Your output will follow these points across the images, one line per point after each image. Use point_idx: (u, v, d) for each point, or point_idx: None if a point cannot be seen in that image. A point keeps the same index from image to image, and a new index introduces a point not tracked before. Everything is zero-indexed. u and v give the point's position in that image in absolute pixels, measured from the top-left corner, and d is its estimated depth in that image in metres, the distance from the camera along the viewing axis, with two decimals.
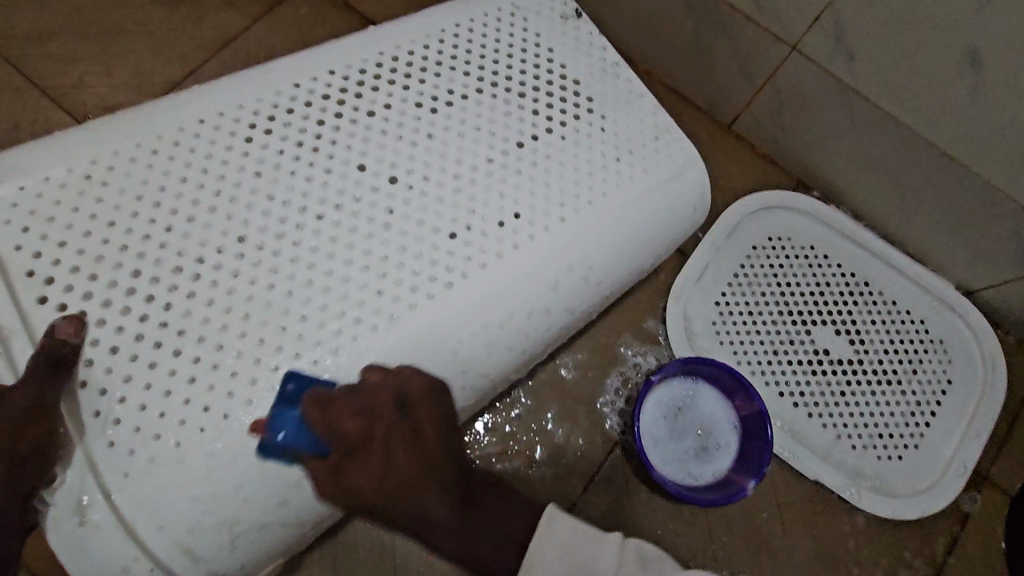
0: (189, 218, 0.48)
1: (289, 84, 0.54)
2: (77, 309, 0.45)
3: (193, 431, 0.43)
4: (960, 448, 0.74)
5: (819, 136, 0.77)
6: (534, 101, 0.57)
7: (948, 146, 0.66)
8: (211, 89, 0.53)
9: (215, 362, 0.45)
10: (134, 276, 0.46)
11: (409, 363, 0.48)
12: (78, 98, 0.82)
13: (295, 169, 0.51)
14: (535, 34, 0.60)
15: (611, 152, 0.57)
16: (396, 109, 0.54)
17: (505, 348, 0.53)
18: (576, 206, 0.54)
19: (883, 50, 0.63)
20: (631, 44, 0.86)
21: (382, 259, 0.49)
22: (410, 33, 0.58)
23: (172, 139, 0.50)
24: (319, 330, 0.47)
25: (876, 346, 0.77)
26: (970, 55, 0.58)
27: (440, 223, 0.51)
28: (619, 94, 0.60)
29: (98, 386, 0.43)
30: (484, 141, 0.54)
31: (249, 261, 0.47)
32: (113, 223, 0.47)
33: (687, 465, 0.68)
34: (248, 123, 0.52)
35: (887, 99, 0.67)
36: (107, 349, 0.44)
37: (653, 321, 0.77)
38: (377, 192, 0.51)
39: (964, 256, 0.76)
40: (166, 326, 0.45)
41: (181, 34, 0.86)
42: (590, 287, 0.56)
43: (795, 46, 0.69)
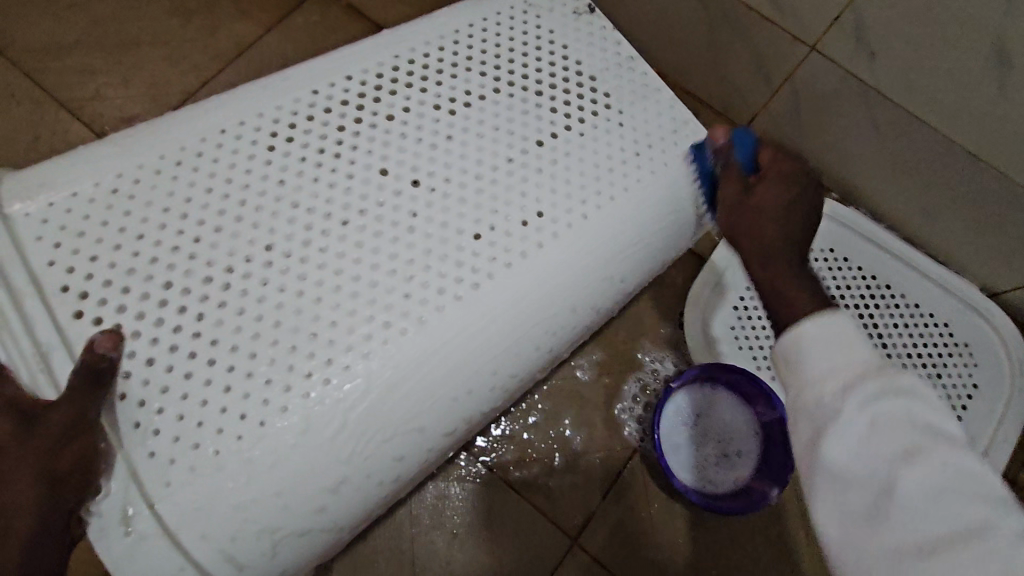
0: (216, 228, 0.48)
1: (306, 91, 0.54)
2: (112, 322, 0.44)
3: (230, 439, 0.43)
4: (989, 453, 0.73)
5: (838, 135, 0.76)
6: (551, 98, 0.56)
7: (973, 146, 0.65)
8: (231, 98, 0.53)
9: (249, 370, 0.44)
10: (166, 287, 0.46)
11: (434, 374, 0.48)
12: (97, 109, 0.83)
13: (317, 175, 0.50)
14: (549, 32, 0.59)
15: (630, 147, 0.56)
16: (415, 112, 0.54)
17: (533, 345, 0.52)
18: (598, 202, 0.54)
19: (907, 50, 0.62)
20: (645, 42, 0.84)
21: (408, 263, 0.49)
22: (424, 35, 0.57)
23: (195, 150, 0.50)
24: (348, 335, 0.46)
25: (900, 348, 0.76)
26: (997, 55, 0.57)
27: (463, 225, 0.51)
28: (634, 89, 0.59)
29: (137, 398, 0.43)
30: (504, 142, 0.54)
31: (277, 269, 0.47)
32: (143, 236, 0.47)
33: (709, 473, 0.68)
34: (268, 132, 0.52)
35: (909, 98, 0.66)
36: (143, 361, 0.44)
37: (671, 325, 0.77)
38: (400, 196, 0.51)
39: (989, 255, 0.75)
40: (199, 336, 0.45)
41: (196, 43, 0.87)
42: (613, 286, 0.56)
43: (815, 47, 0.68)
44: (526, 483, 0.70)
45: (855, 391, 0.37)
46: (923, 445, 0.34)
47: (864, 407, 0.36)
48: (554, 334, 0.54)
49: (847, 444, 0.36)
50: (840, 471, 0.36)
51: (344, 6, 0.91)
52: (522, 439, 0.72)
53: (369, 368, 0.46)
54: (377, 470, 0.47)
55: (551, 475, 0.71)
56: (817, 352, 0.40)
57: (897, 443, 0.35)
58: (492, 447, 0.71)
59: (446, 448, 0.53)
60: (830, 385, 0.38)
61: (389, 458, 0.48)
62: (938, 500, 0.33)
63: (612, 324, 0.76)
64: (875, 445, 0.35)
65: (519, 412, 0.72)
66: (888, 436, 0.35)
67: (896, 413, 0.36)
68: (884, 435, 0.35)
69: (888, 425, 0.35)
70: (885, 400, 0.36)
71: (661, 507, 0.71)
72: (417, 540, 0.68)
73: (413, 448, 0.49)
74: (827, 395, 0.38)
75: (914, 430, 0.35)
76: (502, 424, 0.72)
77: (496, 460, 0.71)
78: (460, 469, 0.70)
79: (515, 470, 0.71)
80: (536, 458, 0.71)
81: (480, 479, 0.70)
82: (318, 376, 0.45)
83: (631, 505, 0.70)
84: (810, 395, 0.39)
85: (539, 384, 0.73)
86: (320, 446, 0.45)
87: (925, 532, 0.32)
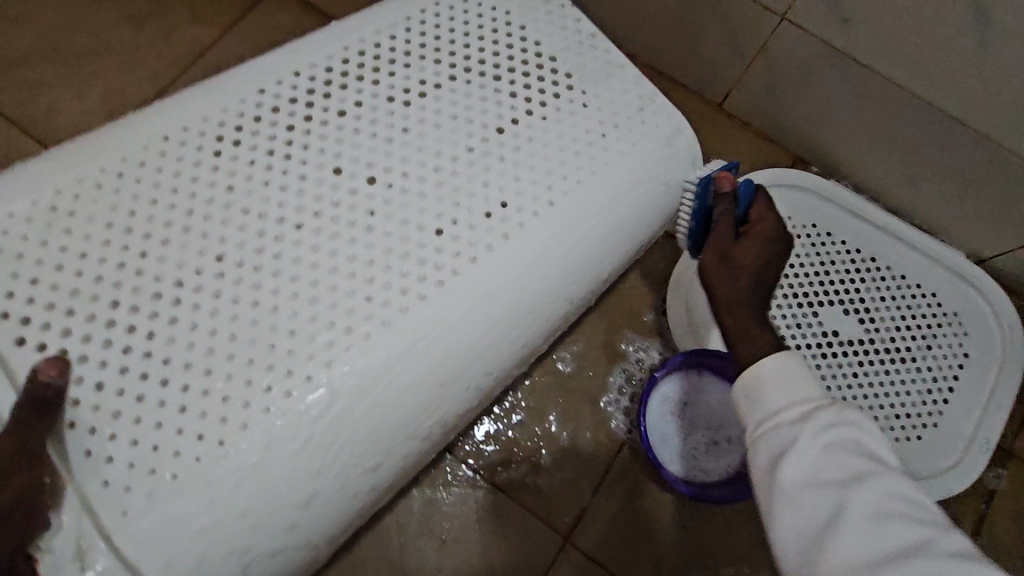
0: (163, 242, 0.46)
1: (253, 91, 0.51)
2: (57, 348, 0.43)
3: (189, 461, 0.41)
4: (982, 423, 0.72)
5: (817, 109, 0.74)
6: (511, 82, 0.54)
7: (954, 110, 0.63)
8: (173, 104, 0.51)
9: (205, 387, 0.43)
10: (113, 307, 0.44)
11: (403, 383, 0.46)
12: (51, 124, 0.80)
13: (269, 179, 0.48)
14: (505, 13, 0.57)
15: (596, 127, 0.54)
16: (368, 106, 0.52)
17: (506, 341, 0.50)
18: (565, 187, 0.52)
19: (881, 12, 0.59)
20: (615, 23, 0.82)
21: (367, 264, 0.47)
22: (375, 25, 0.55)
23: (138, 161, 0.48)
24: (310, 343, 0.44)
25: (887, 321, 0.75)
26: (974, 14, 0.55)
27: (424, 220, 0.49)
28: (597, 67, 0.57)
29: (86, 425, 0.41)
30: (463, 131, 0.52)
31: (230, 279, 0.45)
32: (86, 255, 0.45)
33: (699, 461, 0.66)
34: (215, 137, 0.50)
35: (886, 65, 0.64)
36: (93, 385, 0.42)
37: (654, 314, 0.75)
38: (355, 194, 0.48)
39: (974, 223, 0.73)
40: (150, 356, 0.43)
41: (151, 50, 0.84)
42: (589, 274, 0.54)
43: (785, 16, 0.66)
44: (514, 484, 0.69)
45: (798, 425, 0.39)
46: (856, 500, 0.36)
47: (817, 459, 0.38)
48: (529, 329, 0.52)
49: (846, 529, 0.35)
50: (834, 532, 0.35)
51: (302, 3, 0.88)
52: (506, 438, 0.70)
53: (335, 377, 0.44)
54: (350, 481, 0.46)
55: (538, 474, 0.69)
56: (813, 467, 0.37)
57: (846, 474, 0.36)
58: (477, 450, 0.69)
59: (423, 453, 0.52)
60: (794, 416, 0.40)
61: (362, 468, 0.46)
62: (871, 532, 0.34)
63: (590, 314, 0.75)
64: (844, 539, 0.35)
65: (502, 413, 0.71)
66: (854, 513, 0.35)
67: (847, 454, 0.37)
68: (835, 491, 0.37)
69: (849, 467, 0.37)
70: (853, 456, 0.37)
71: (653, 500, 0.69)
72: (404, 548, 0.66)
73: (386, 455, 0.47)
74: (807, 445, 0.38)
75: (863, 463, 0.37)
76: (486, 424, 0.70)
77: (482, 462, 0.69)
78: (446, 475, 0.69)
79: (502, 471, 0.69)
80: (522, 458, 0.69)
81: (467, 481, 0.69)
82: (278, 389, 0.43)
83: (629, 495, 0.69)
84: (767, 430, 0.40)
85: (520, 377, 0.71)
86: (286, 466, 0.43)
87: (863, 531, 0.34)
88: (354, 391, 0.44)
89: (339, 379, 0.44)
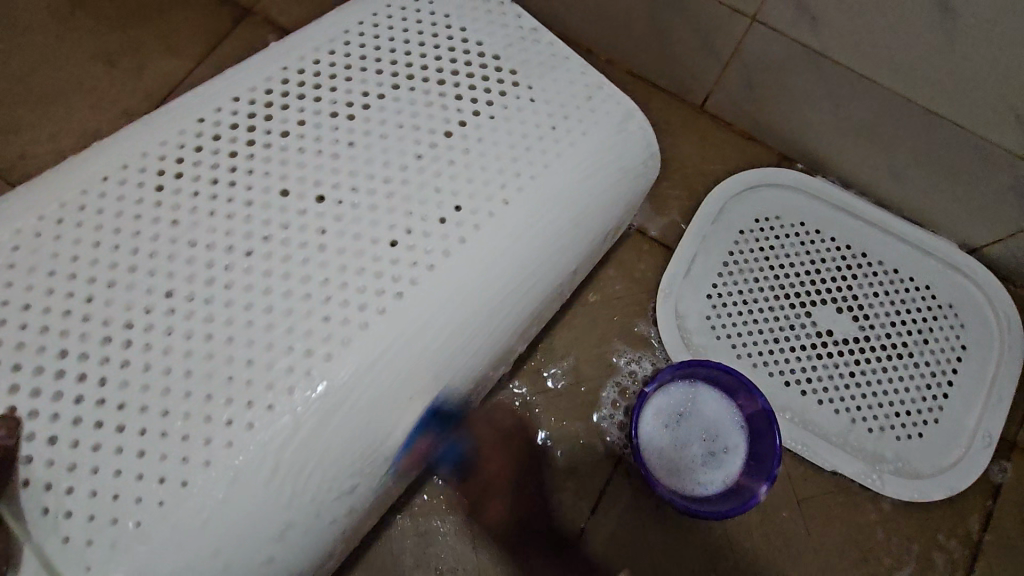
0: (109, 284, 0.45)
1: (191, 121, 0.50)
2: (6, 406, 0.41)
3: (152, 506, 0.40)
4: (984, 417, 0.70)
5: (793, 106, 0.73)
6: (455, 85, 0.53)
7: (931, 104, 0.62)
8: (114, 143, 0.50)
9: (164, 429, 0.42)
10: (61, 357, 0.43)
11: (373, 410, 0.45)
12: (26, 168, 0.79)
13: (214, 209, 0.47)
14: (445, 16, 0.56)
15: (545, 121, 0.53)
16: (311, 124, 0.51)
17: (476, 348, 0.50)
18: (519, 184, 0.51)
19: (846, 9, 0.58)
20: (584, 31, 0.81)
21: (321, 283, 0.46)
22: (312, 42, 0.54)
23: (75, 206, 0.47)
24: (269, 371, 0.43)
25: (882, 319, 0.73)
26: (939, 8, 0.54)
27: (378, 233, 0.48)
28: (540, 60, 0.56)
29: (43, 481, 0.40)
30: (410, 139, 0.51)
31: (182, 315, 0.44)
32: (30, 306, 0.44)
33: (696, 474, 0.65)
34: (155, 171, 0.48)
35: (857, 61, 0.63)
36: (46, 440, 0.41)
37: (642, 324, 0.74)
38: (305, 215, 0.47)
39: (960, 214, 0.72)
40: (105, 403, 0.42)
41: (123, 86, 0.83)
42: (550, 273, 0.53)
43: (754, 19, 0.65)
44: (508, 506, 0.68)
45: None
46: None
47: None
48: (498, 334, 0.51)
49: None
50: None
51: (269, 27, 0.87)
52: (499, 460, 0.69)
53: (297, 405, 0.43)
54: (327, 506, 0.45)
55: (533, 495, 0.68)
56: None
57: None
58: None
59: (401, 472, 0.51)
60: None
61: (336, 493, 0.45)
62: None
63: (566, 314, 0.74)
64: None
65: None
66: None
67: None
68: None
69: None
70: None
71: (651, 514, 0.68)
72: None
73: (362, 476, 0.46)
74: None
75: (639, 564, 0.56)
76: None
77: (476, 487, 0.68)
78: (439, 500, 0.68)
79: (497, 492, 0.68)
80: (517, 479, 0.69)
81: (458, 508, 0.68)
82: (240, 421, 0.42)
83: (626, 510, 0.68)
84: None
85: (506, 380, 0.71)
86: (256, 510, 0.42)
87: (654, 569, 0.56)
88: (317, 419, 0.43)
89: (303, 408, 0.43)
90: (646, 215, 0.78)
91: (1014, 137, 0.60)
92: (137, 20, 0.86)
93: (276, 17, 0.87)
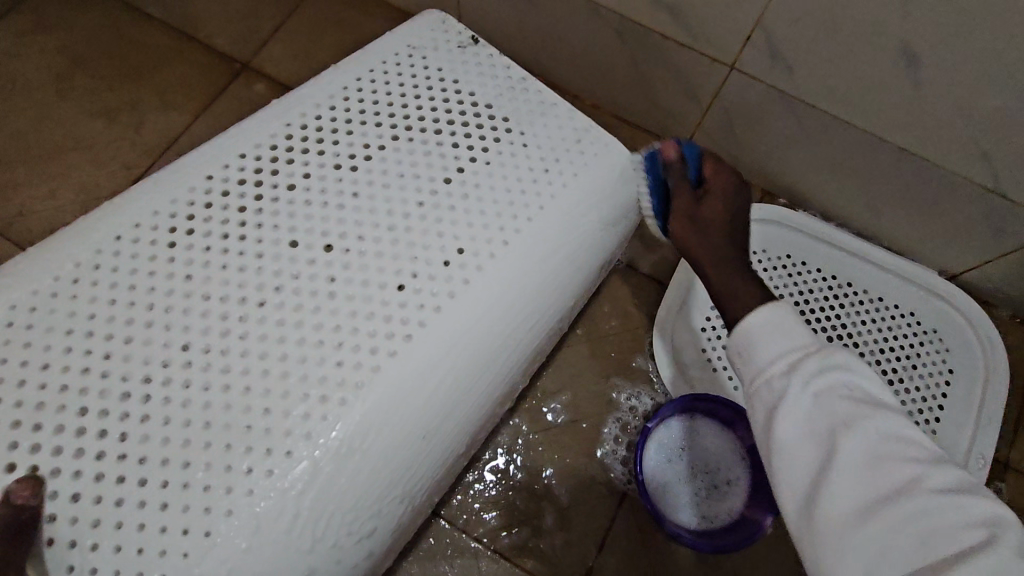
0: (126, 339, 0.45)
1: (201, 178, 0.52)
2: (27, 466, 0.41)
3: (176, 559, 0.40)
4: (976, 439, 0.72)
5: (772, 144, 0.77)
6: (452, 134, 0.56)
7: (901, 140, 0.66)
8: (126, 200, 0.51)
9: (185, 481, 0.42)
10: (81, 414, 0.43)
11: (385, 454, 0.46)
12: (22, 225, 0.80)
13: (226, 262, 0.48)
14: (437, 70, 0.59)
15: (538, 164, 0.56)
16: (316, 176, 0.52)
17: (483, 388, 0.51)
18: (517, 226, 0.53)
19: (817, 55, 0.62)
20: (575, 83, 0.86)
21: (334, 329, 0.47)
22: (314, 98, 0.56)
23: (92, 264, 0.48)
24: (286, 419, 0.44)
25: (871, 346, 0.76)
26: (904, 54, 0.57)
27: (385, 278, 0.49)
28: (531, 108, 0.59)
29: (66, 539, 0.40)
30: (411, 186, 0.53)
31: (199, 366, 0.45)
32: (49, 364, 0.44)
33: (699, 508, 0.66)
34: (168, 227, 0.50)
35: (830, 102, 0.66)
36: (68, 498, 0.41)
37: (640, 358, 0.75)
38: (314, 263, 0.49)
39: (936, 242, 0.76)
40: (125, 457, 0.42)
41: (122, 142, 0.85)
42: (548, 313, 0.54)
43: (733, 66, 0.69)
44: (516, 547, 0.67)
45: (798, 364, 0.39)
46: (869, 422, 0.36)
47: (812, 377, 0.39)
48: (505, 371, 0.52)
49: (799, 418, 0.38)
50: (775, 444, 0.38)
51: (267, 81, 0.90)
52: (506, 500, 0.69)
53: (316, 450, 0.43)
54: (347, 552, 0.45)
55: (539, 535, 0.68)
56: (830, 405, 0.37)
57: (924, 453, 0.35)
58: (479, 520, 0.68)
59: (415, 516, 0.52)
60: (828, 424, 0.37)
61: (356, 538, 0.45)
62: (887, 440, 0.35)
63: (563, 352, 0.75)
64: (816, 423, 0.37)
65: (499, 474, 0.70)
66: (903, 437, 0.36)
67: (839, 387, 0.38)
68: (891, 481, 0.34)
69: (836, 397, 0.37)
70: (844, 377, 0.38)
71: (660, 549, 0.68)
72: None
73: (380, 520, 0.47)
74: (777, 373, 0.40)
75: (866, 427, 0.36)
76: (476, 485, 0.70)
77: (481, 531, 0.68)
78: (449, 543, 0.68)
79: (503, 535, 0.68)
80: (525, 519, 0.68)
81: (468, 550, 0.67)
82: (259, 469, 0.42)
83: (633, 548, 0.68)
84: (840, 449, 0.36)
85: (505, 419, 0.72)
86: (277, 559, 0.42)
87: (865, 468, 0.35)
88: (334, 466, 0.44)
89: (318, 454, 0.43)
90: (640, 249, 0.80)
91: (981, 168, 0.63)
92: (135, 76, 0.88)
93: (271, 72, 0.91)
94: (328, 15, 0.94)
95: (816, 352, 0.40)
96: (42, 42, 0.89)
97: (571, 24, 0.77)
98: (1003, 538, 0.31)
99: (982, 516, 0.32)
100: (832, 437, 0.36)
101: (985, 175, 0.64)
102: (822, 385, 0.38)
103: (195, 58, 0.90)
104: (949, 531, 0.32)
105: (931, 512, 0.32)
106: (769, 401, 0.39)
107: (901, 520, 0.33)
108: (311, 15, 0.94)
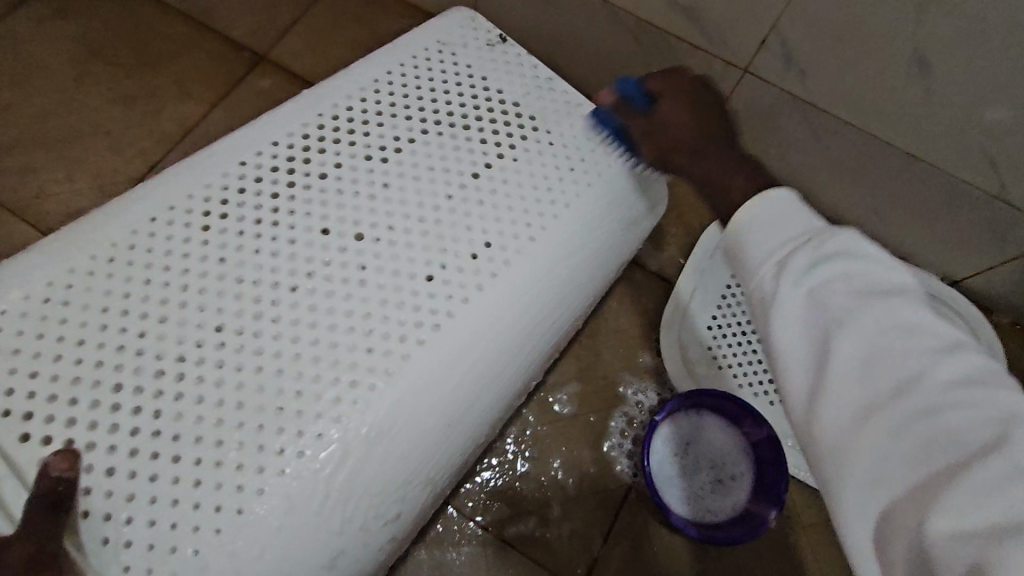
0: (161, 319, 0.46)
1: (234, 164, 0.53)
2: (63, 440, 0.42)
3: (210, 534, 0.41)
4: None
5: (783, 149, 0.78)
6: (480, 131, 0.57)
7: (912, 147, 0.67)
8: (160, 182, 0.52)
9: (218, 459, 0.43)
10: (116, 390, 0.44)
11: (409, 438, 0.47)
12: (43, 208, 0.81)
13: (260, 247, 0.49)
14: (467, 67, 0.61)
15: (564, 163, 0.57)
16: (347, 167, 0.53)
17: (505, 377, 0.52)
18: (542, 223, 0.54)
19: (833, 62, 0.64)
20: (588, 82, 0.87)
21: (364, 317, 0.48)
22: (345, 89, 0.57)
23: (127, 244, 0.49)
24: (316, 403, 0.45)
25: None
26: (918, 62, 0.59)
27: (414, 269, 0.50)
28: (556, 107, 0.60)
29: (101, 512, 0.41)
30: (440, 180, 0.54)
31: (231, 348, 0.46)
32: (84, 341, 0.45)
33: (706, 502, 0.67)
34: (202, 212, 0.51)
35: (845, 108, 0.68)
36: (103, 472, 0.42)
37: (649, 355, 0.76)
38: (345, 252, 0.50)
39: (942, 249, 0.77)
40: (159, 434, 0.43)
41: (141, 129, 0.86)
42: (568, 309, 0.56)
43: (747, 70, 0.70)
44: (525, 537, 0.69)
45: (791, 260, 0.37)
46: (868, 316, 0.34)
47: (805, 276, 0.36)
48: (526, 361, 0.54)
49: (796, 322, 0.36)
50: (779, 354, 0.37)
51: (286, 74, 0.91)
52: (517, 489, 0.70)
53: (345, 433, 0.44)
54: (370, 534, 0.46)
55: (548, 525, 0.69)
56: (827, 303, 0.35)
57: (934, 343, 0.33)
58: (488, 509, 0.69)
59: (432, 501, 0.53)
60: (829, 326, 0.35)
61: (380, 522, 0.46)
62: (897, 343, 0.33)
63: (573, 346, 0.76)
64: (817, 327, 0.35)
65: (510, 466, 0.71)
66: (910, 327, 0.34)
67: (834, 278, 0.35)
68: (906, 383, 0.32)
69: (829, 292, 0.35)
70: (841, 265, 0.36)
71: (667, 541, 0.69)
72: None
73: (404, 504, 0.48)
74: (766, 278, 0.37)
75: (870, 322, 0.34)
76: (486, 474, 0.71)
77: (491, 519, 0.69)
78: (456, 531, 0.69)
79: (512, 524, 0.69)
80: (535, 510, 0.69)
81: (478, 540, 0.68)
82: (291, 450, 0.43)
83: (639, 540, 0.69)
84: (845, 354, 0.34)
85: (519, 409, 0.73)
86: (306, 539, 0.43)
87: (874, 367, 0.33)
88: (363, 449, 0.45)
89: (348, 437, 0.44)
90: (651, 248, 0.81)
91: (989, 177, 0.65)
92: (155, 65, 0.89)
93: (291, 66, 0.92)
94: (347, 11, 0.95)
95: (805, 245, 0.37)
96: (63, 28, 0.90)
97: (588, 25, 0.78)
98: (1014, 436, 0.30)
99: (999, 410, 0.31)
100: (834, 349, 0.34)
101: (992, 184, 0.65)
102: (813, 283, 0.36)
103: (215, 49, 0.91)
104: (958, 435, 0.30)
105: (940, 416, 0.31)
106: (761, 307, 0.38)
107: (915, 426, 0.32)
108: (330, 11, 0.95)
